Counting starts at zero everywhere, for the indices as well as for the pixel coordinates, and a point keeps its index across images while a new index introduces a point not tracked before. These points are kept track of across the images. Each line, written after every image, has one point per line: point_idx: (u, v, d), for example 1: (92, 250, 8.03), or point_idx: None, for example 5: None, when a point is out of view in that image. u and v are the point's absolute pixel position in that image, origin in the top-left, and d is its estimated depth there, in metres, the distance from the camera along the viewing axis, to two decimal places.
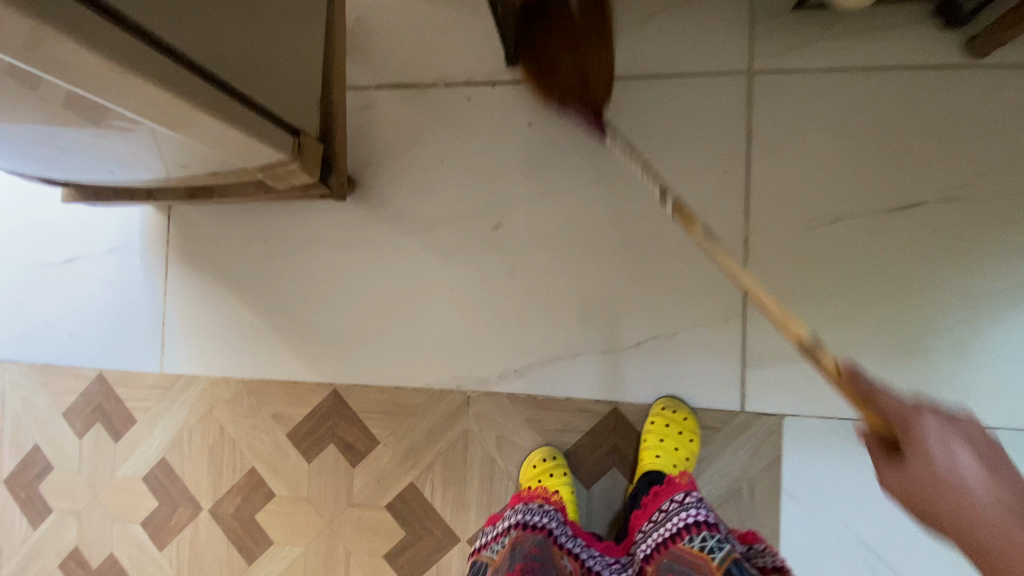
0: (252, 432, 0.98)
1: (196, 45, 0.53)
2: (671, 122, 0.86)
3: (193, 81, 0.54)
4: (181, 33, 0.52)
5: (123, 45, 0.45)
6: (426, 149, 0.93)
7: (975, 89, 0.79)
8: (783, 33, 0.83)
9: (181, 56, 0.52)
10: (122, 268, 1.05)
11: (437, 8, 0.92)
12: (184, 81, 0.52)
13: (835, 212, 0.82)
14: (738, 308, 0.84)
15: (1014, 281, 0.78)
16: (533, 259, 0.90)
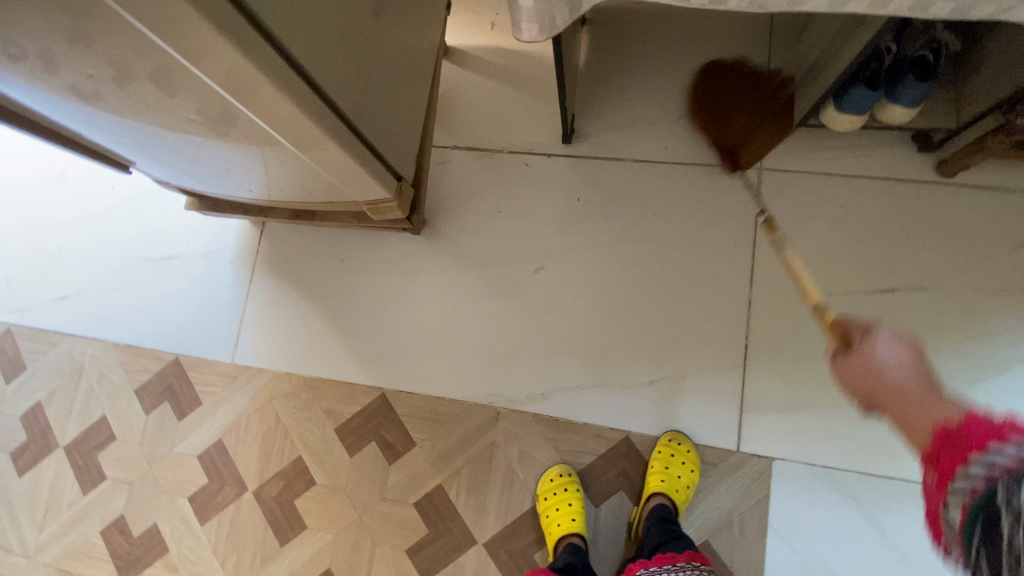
0: (304, 424, 1.12)
1: (342, 98, 0.73)
2: (693, 201, 1.05)
3: (337, 125, 0.73)
4: (336, 87, 0.71)
5: (300, 92, 0.64)
6: (488, 200, 1.12)
7: (946, 201, 0.97)
8: (789, 142, 1.03)
9: (332, 103, 0.72)
10: (213, 269, 1.22)
11: (511, 91, 1.14)
12: (329, 120, 0.71)
13: (824, 288, 0.98)
14: (740, 361, 0.99)
15: (973, 362, 0.93)
16: (568, 300, 1.06)
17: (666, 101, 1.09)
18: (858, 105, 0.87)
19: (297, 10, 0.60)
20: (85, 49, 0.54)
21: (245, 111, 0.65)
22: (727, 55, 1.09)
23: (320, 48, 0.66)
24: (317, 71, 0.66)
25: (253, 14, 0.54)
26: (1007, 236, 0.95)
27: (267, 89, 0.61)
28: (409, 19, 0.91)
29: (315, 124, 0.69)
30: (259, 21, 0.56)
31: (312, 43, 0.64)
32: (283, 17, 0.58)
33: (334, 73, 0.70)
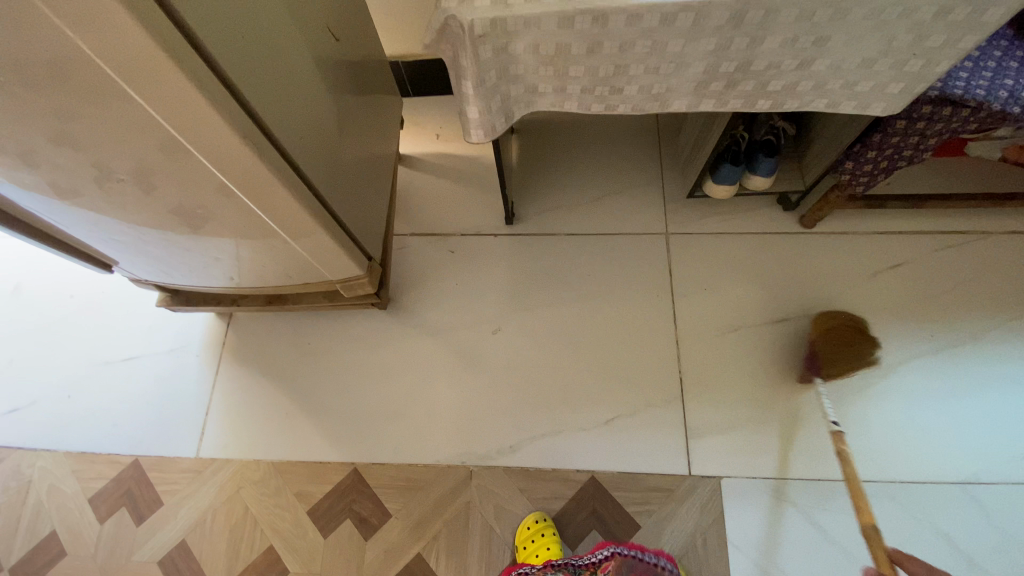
0: (275, 510, 1.11)
1: (320, 185, 0.87)
2: (619, 263, 1.25)
3: (318, 211, 0.87)
4: (316, 179, 0.86)
5: (292, 185, 0.78)
6: (445, 277, 1.27)
7: (812, 246, 1.22)
8: (687, 210, 1.28)
9: (312, 190, 0.86)
10: (178, 365, 1.25)
11: (457, 185, 1.34)
12: (313, 207, 0.85)
13: (735, 324, 1.18)
14: (678, 393, 1.13)
15: (860, 371, 1.12)
16: (523, 357, 1.19)
17: (586, 186, 1.33)
18: (729, 178, 1.13)
19: (285, 117, 0.76)
20: (117, 156, 0.67)
21: (244, 200, 0.77)
22: (628, 148, 1.36)
23: (301, 147, 0.81)
24: (301, 159, 0.81)
25: (257, 112, 0.69)
26: (863, 268, 1.20)
27: (268, 181, 0.74)
28: (368, 130, 1.11)
29: (302, 210, 0.82)
30: (260, 118, 0.70)
31: (296, 143, 0.79)
32: (277, 121, 0.74)
33: (313, 167, 0.85)
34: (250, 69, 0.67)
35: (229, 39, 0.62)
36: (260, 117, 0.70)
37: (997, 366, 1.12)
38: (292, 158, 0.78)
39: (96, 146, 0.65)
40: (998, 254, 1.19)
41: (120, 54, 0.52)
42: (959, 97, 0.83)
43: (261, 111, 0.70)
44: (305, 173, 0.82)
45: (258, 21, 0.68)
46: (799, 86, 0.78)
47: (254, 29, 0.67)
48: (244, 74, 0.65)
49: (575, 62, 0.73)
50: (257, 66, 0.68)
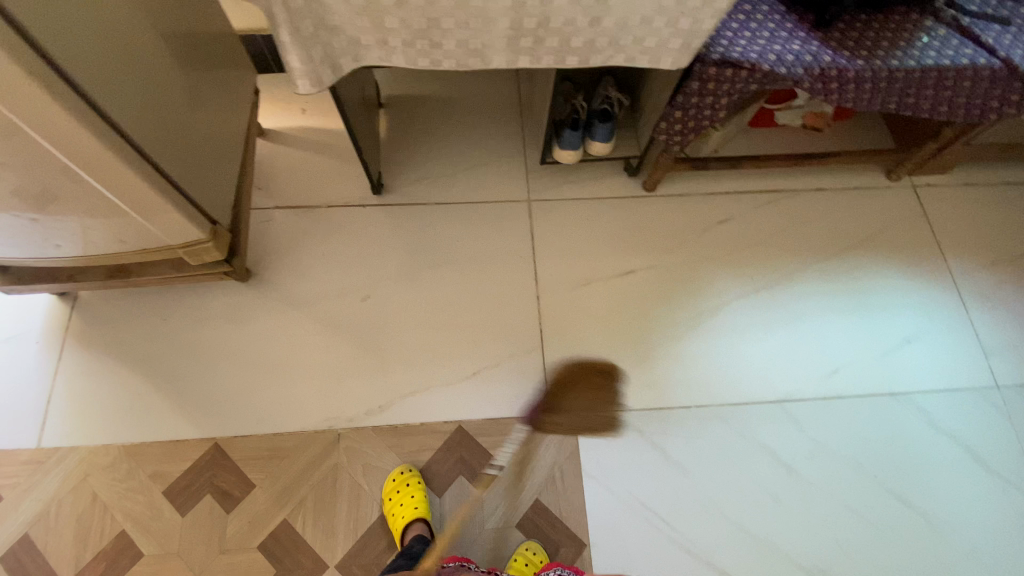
0: (126, 494, 1.06)
1: (148, 146, 0.85)
2: (484, 227, 1.32)
3: (146, 168, 0.85)
4: (145, 136, 0.84)
5: (106, 133, 0.76)
6: (311, 248, 1.27)
7: (655, 206, 1.36)
8: (546, 177, 1.38)
9: (138, 148, 0.83)
10: (13, 353, 1.15)
11: (323, 158, 1.35)
12: (138, 162, 0.83)
13: (589, 277, 1.28)
14: (539, 342, 1.21)
15: (696, 312, 1.26)
16: (393, 319, 1.22)
17: (452, 157, 1.39)
18: (572, 144, 1.23)
19: (97, 68, 0.74)
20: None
21: (55, 153, 0.75)
22: (492, 122, 1.44)
23: (121, 102, 0.79)
24: (119, 116, 0.79)
25: (51, 57, 0.67)
26: (697, 223, 1.35)
27: (75, 129, 0.72)
28: (217, 100, 1.09)
29: (126, 165, 0.81)
30: (56, 64, 0.68)
31: (112, 97, 0.77)
32: (84, 69, 0.72)
33: (139, 126, 0.83)
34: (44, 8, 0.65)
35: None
36: (59, 62, 0.68)
37: (809, 301, 1.30)
38: (107, 111, 0.76)
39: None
40: (805, 207, 1.39)
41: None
42: (736, 59, 0.98)
43: (60, 57, 0.68)
44: (125, 130, 0.80)
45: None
46: (597, 43, 0.89)
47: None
48: (31, 14, 0.63)
49: (388, 13, 0.79)
50: (54, 4, 0.66)
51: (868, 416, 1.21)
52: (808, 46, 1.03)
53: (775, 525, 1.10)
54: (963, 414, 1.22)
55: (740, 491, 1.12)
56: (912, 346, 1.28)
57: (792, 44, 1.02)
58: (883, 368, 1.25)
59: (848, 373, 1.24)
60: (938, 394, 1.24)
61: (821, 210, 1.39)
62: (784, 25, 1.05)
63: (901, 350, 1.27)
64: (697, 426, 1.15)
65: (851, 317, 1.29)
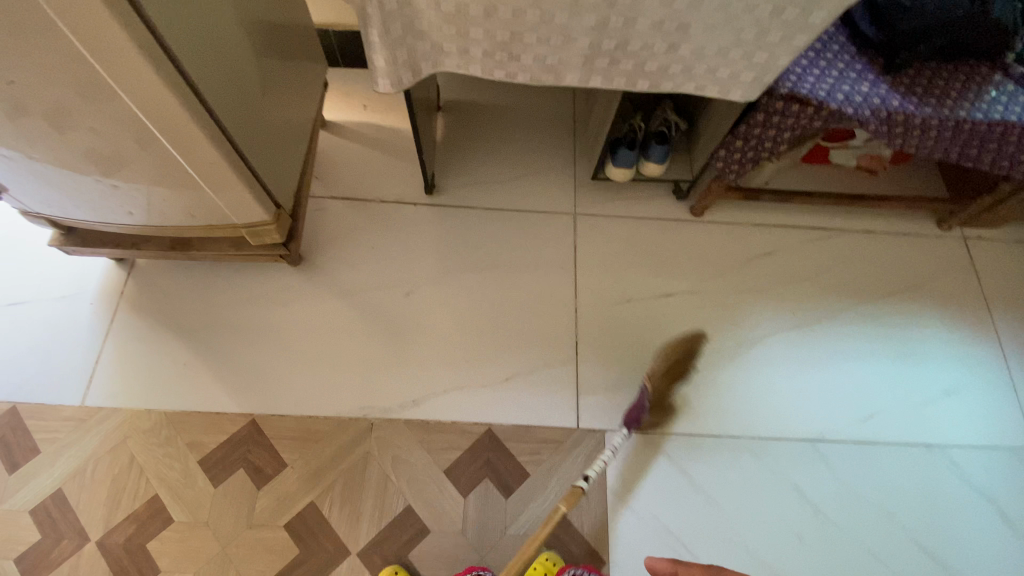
0: (162, 459, 1.09)
1: (230, 125, 0.89)
2: (528, 235, 1.34)
3: (226, 147, 0.88)
4: (229, 118, 0.88)
5: (197, 111, 0.80)
6: (361, 240, 1.31)
7: (700, 231, 1.37)
8: (594, 193, 1.39)
9: (222, 126, 0.87)
10: (69, 312, 1.20)
11: (380, 155, 1.41)
12: (220, 140, 0.86)
13: (628, 295, 1.29)
14: (574, 354, 1.22)
15: (733, 341, 1.26)
16: (432, 317, 1.24)
17: (503, 164, 1.42)
18: (627, 163, 1.25)
19: (196, 48, 0.78)
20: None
21: (150, 125, 0.79)
22: (545, 132, 1.46)
23: (212, 82, 0.83)
24: (210, 95, 0.83)
25: (160, 34, 0.71)
26: (740, 253, 1.35)
27: (171, 104, 0.76)
28: (290, 88, 1.14)
29: (211, 144, 0.84)
30: (164, 41, 0.72)
31: (205, 77, 0.81)
32: (186, 48, 0.76)
33: (224, 107, 0.87)
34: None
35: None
36: (166, 39, 0.72)
37: (848, 343, 1.29)
38: (202, 92, 0.80)
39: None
40: (851, 248, 1.39)
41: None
42: (804, 96, 0.98)
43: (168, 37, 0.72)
44: (213, 108, 0.84)
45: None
46: (671, 69, 0.90)
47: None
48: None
49: (474, 24, 0.82)
50: None
51: (900, 465, 1.19)
52: (876, 89, 1.03)
53: (795, 564, 1.09)
54: (998, 475, 1.20)
55: (764, 525, 1.11)
56: (951, 399, 1.26)
57: (860, 86, 1.02)
58: (919, 418, 1.24)
59: (882, 419, 1.23)
60: (974, 451, 1.22)
61: (867, 253, 1.39)
62: (853, 66, 1.05)
63: (940, 402, 1.25)
64: (725, 456, 1.15)
65: (890, 363, 1.28)
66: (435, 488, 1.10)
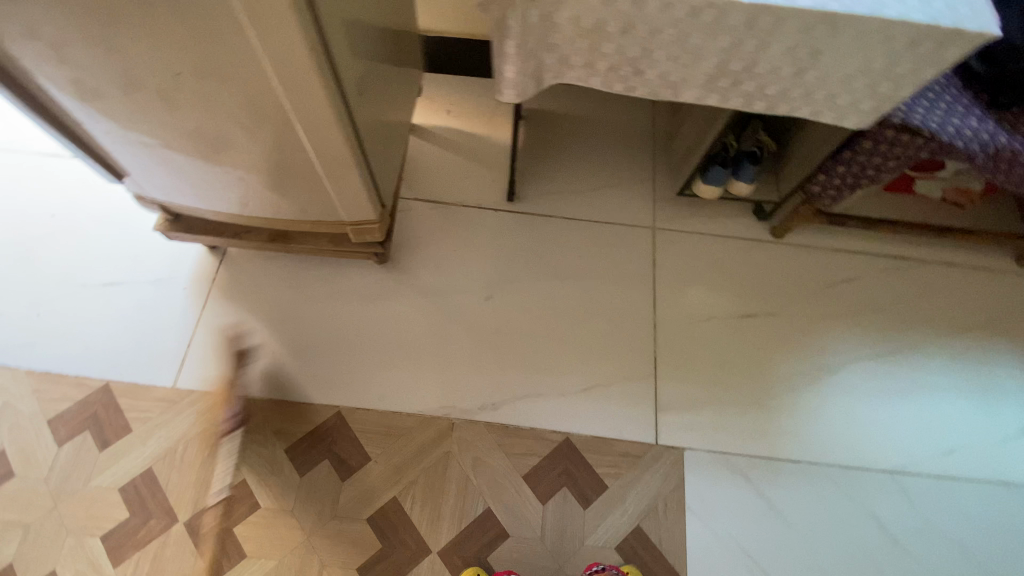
0: (249, 446, 1.11)
1: (357, 124, 0.92)
2: (608, 247, 1.35)
3: (351, 144, 0.91)
4: (358, 114, 0.91)
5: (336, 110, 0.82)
6: (443, 243, 1.33)
7: (778, 253, 1.37)
8: (674, 208, 1.40)
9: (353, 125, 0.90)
10: (162, 294, 1.23)
11: (462, 160, 1.43)
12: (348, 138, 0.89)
13: (707, 313, 1.29)
14: (653, 370, 1.22)
15: (812, 367, 1.26)
16: (512, 322, 1.25)
17: (583, 175, 1.43)
18: (716, 181, 1.25)
19: (342, 51, 0.81)
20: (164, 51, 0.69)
21: (292, 117, 0.81)
22: (625, 145, 1.47)
23: (349, 83, 0.86)
24: (349, 95, 0.86)
25: (328, 41, 0.74)
26: (819, 278, 1.35)
27: (320, 100, 0.78)
28: (391, 90, 1.16)
29: (340, 142, 0.87)
30: (329, 47, 0.75)
31: (346, 79, 0.84)
32: (339, 51, 0.79)
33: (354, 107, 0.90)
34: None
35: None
36: (327, 41, 0.74)
37: (929, 376, 1.27)
38: (346, 89, 0.83)
39: (151, 30, 0.67)
40: (930, 279, 1.38)
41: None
42: (917, 126, 0.98)
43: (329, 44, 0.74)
44: (350, 108, 0.87)
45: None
46: (791, 92, 0.90)
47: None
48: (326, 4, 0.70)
49: (608, 40, 0.83)
50: None
51: (979, 503, 1.17)
52: (985, 124, 1.01)
53: None
54: None
55: (843, 556, 1.10)
56: None
57: (970, 119, 1.01)
58: (1000, 456, 1.21)
59: (963, 455, 1.21)
60: None
61: (946, 285, 1.37)
62: (961, 98, 1.04)
63: (1022, 442, 1.23)
64: (804, 482, 1.15)
65: (971, 398, 1.26)
66: (514, 493, 1.10)
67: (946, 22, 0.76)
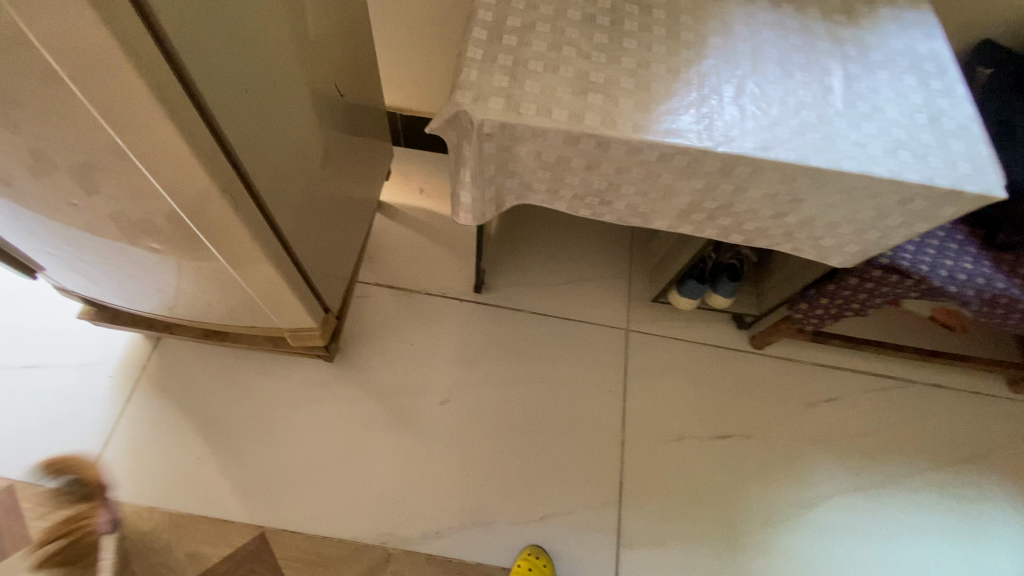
0: (157, 570, 0.98)
1: (287, 240, 0.82)
2: (576, 350, 1.26)
3: (282, 258, 0.82)
4: (290, 225, 0.82)
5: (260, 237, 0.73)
6: (401, 337, 1.24)
7: (758, 365, 1.29)
8: (650, 310, 1.32)
9: (283, 238, 0.81)
10: (85, 383, 1.12)
11: (430, 244, 1.35)
12: (278, 254, 0.80)
13: (679, 433, 1.20)
14: (617, 498, 1.12)
15: (789, 500, 1.16)
16: (467, 432, 1.15)
17: (556, 267, 1.35)
18: (693, 292, 1.18)
19: (269, 173, 0.71)
20: (56, 175, 0.60)
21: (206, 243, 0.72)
22: (602, 237, 1.40)
23: (279, 200, 0.76)
24: (278, 215, 0.77)
25: (243, 169, 0.65)
26: (800, 397, 1.27)
27: (238, 232, 0.69)
28: (350, 179, 1.08)
29: (267, 260, 0.78)
30: (245, 176, 0.66)
31: (276, 198, 0.75)
32: (263, 173, 0.70)
33: (285, 222, 0.80)
34: (244, 122, 0.62)
35: (232, 91, 0.58)
36: (245, 173, 0.65)
37: (914, 515, 1.18)
38: (270, 209, 0.74)
39: (38, 158, 0.58)
40: (917, 403, 1.29)
41: (104, 91, 0.47)
42: (905, 269, 0.91)
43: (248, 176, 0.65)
44: (278, 227, 0.78)
45: (266, 66, 0.65)
46: (770, 231, 0.83)
47: (264, 80, 0.64)
48: (238, 138, 0.61)
49: (571, 173, 0.75)
50: (255, 121, 0.65)
51: None
52: (979, 266, 0.94)
53: None
54: None
55: None
56: None
57: (962, 261, 0.94)
58: None
59: None
60: None
61: (933, 410, 1.29)
62: (953, 235, 0.97)
63: None
64: None
65: (957, 543, 1.16)
66: None
67: (940, 184, 0.69)
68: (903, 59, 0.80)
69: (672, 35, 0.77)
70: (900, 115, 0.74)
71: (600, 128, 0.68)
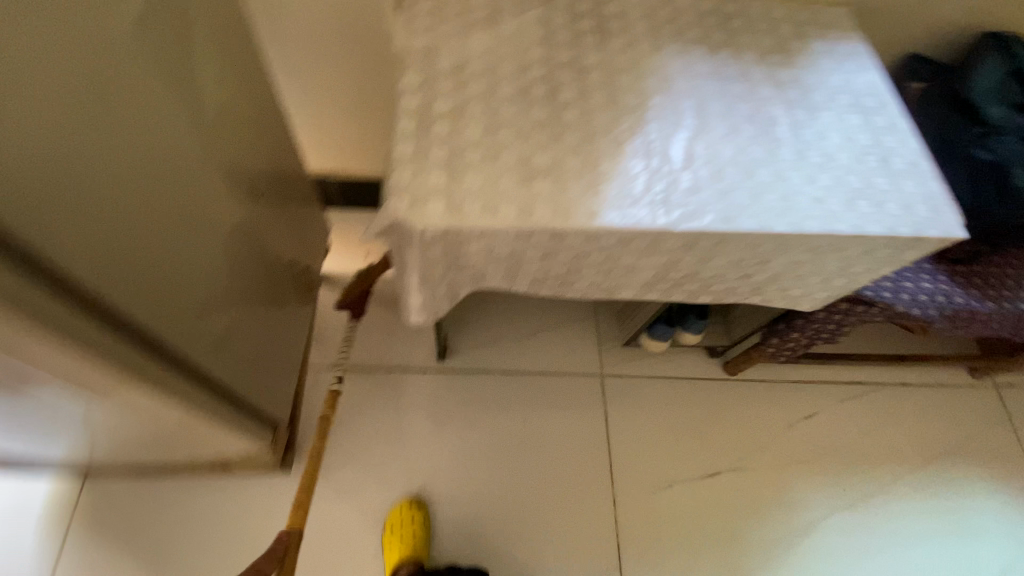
0: None
1: (210, 368, 0.73)
2: (552, 406, 1.21)
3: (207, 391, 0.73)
4: (211, 351, 0.73)
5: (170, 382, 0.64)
6: (367, 423, 1.15)
7: (736, 393, 1.27)
8: (621, 351, 1.28)
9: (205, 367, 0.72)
10: (5, 540, 0.98)
11: (384, 313, 1.27)
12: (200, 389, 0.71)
13: (669, 479, 1.16)
14: (616, 563, 1.08)
15: (786, 529, 1.15)
16: (449, 520, 1.09)
17: (520, 319, 1.30)
18: (663, 334, 1.15)
19: (173, 308, 0.63)
20: None
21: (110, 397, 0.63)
22: None
23: (193, 331, 0.68)
24: (193, 347, 0.68)
25: (127, 321, 0.56)
26: (780, 418, 1.26)
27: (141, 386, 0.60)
28: (286, 267, 1.00)
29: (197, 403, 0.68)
30: (131, 326, 0.57)
31: (187, 331, 0.67)
32: (162, 312, 0.61)
33: (206, 350, 0.72)
34: (119, 270, 0.54)
35: (88, 244, 0.50)
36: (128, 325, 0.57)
37: (905, 522, 1.19)
38: (177, 346, 0.65)
39: None
40: (890, 405, 1.31)
41: None
42: (869, 299, 0.90)
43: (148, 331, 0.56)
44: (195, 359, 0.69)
45: (141, 197, 0.56)
46: (739, 289, 0.79)
47: (138, 215, 0.56)
48: (113, 291, 0.53)
49: (526, 262, 0.70)
50: (136, 263, 0.56)
51: None
52: (937, 283, 0.95)
53: None
54: None
55: None
56: None
57: (922, 280, 0.94)
58: None
59: None
60: None
61: (906, 409, 1.31)
62: None
63: None
64: None
65: (948, 543, 1.18)
66: None
67: (903, 234, 0.67)
68: (843, 96, 0.79)
69: (612, 100, 0.73)
70: (850, 159, 0.73)
71: (550, 221, 0.62)
